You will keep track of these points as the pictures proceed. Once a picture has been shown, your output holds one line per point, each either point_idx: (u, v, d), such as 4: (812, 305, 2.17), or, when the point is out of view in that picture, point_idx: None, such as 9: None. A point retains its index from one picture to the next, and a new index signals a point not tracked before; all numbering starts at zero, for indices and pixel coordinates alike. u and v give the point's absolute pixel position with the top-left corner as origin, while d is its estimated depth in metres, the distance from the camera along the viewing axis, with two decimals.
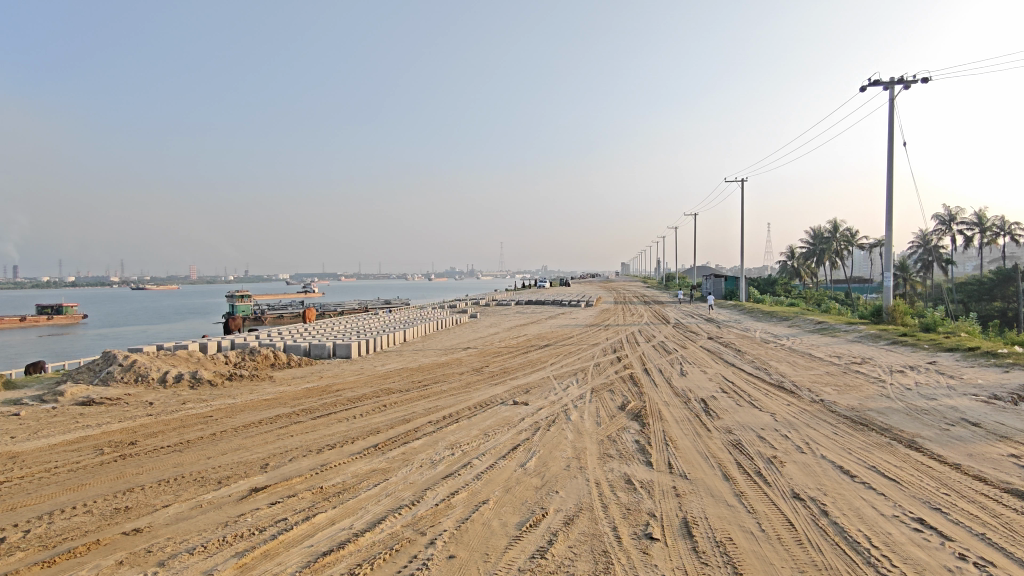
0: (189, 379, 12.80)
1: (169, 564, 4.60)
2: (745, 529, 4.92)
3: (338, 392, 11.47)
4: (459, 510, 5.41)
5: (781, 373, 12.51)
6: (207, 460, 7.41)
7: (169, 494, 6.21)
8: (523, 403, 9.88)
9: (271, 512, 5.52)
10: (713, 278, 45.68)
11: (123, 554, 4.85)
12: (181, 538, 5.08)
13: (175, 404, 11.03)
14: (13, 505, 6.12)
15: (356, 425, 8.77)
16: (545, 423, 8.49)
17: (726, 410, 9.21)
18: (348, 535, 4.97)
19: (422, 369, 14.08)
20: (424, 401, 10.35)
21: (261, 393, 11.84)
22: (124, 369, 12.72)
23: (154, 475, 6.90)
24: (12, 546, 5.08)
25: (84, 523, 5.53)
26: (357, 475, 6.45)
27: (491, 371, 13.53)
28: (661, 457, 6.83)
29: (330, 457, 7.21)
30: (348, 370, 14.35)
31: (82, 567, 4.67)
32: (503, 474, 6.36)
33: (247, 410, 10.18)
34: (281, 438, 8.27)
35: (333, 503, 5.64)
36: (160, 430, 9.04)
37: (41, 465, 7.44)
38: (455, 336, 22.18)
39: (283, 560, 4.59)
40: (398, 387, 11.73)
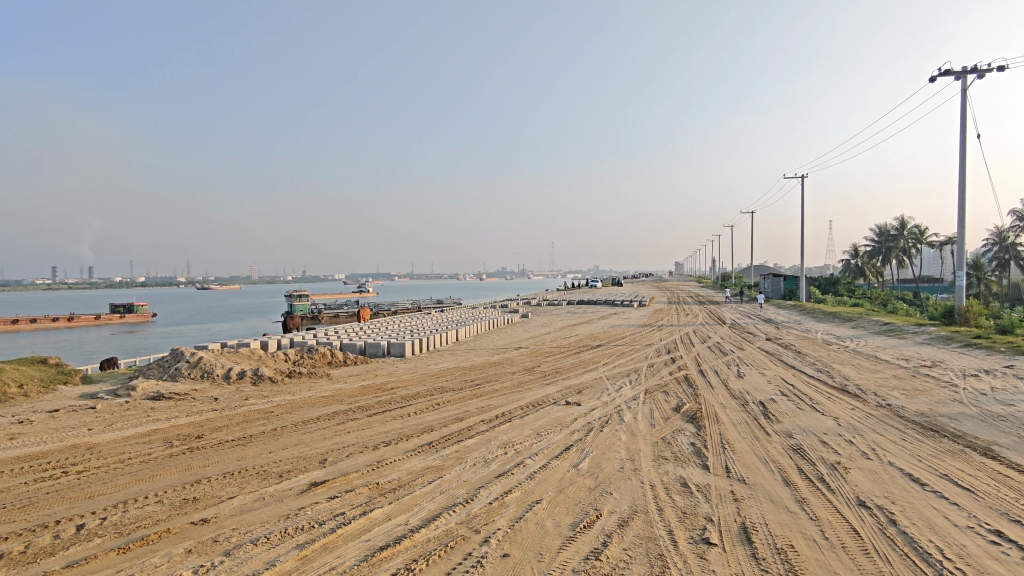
0: (252, 376, 13.26)
1: (233, 554, 4.77)
2: (808, 536, 4.77)
3: (392, 390, 11.68)
4: (513, 509, 5.43)
5: (844, 375, 12.07)
6: (269, 455, 7.65)
7: (234, 486, 6.45)
8: (576, 403, 9.86)
9: (330, 507, 5.66)
10: (772, 278, 44.56)
11: (191, 543, 5.06)
12: (244, 530, 5.26)
13: (238, 399, 11.45)
14: (91, 493, 6.48)
15: (411, 423, 8.92)
16: (598, 424, 8.43)
17: (785, 413, 8.96)
18: (404, 531, 5.05)
19: (475, 368, 14.20)
20: (476, 400, 10.43)
21: (319, 390, 12.17)
22: (191, 365, 13.29)
23: (219, 468, 7.17)
24: (90, 533, 5.37)
25: (155, 513, 5.80)
26: (412, 472, 6.55)
27: (543, 371, 13.52)
28: (717, 460, 6.69)
29: (385, 453, 7.35)
30: (402, 369, 14.59)
31: (153, 554, 4.90)
32: (556, 474, 6.35)
33: (306, 407, 10.48)
34: (338, 434, 8.48)
35: (389, 499, 5.75)
36: (225, 425, 9.39)
37: (115, 456, 7.84)
38: (507, 336, 22.24)
39: (341, 554, 4.70)
40: (451, 386, 11.87)
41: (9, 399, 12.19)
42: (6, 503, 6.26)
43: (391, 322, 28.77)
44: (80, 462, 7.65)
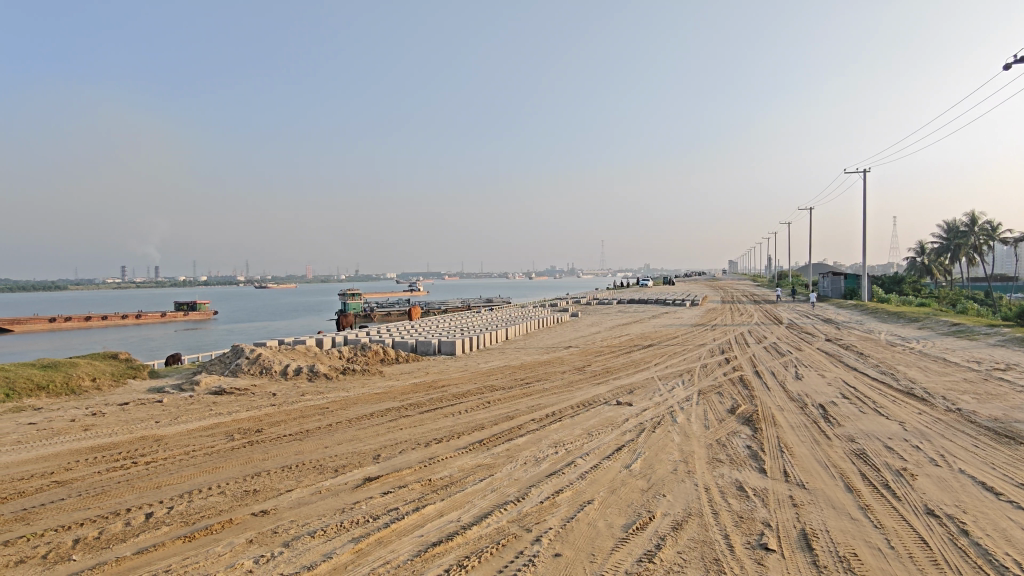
0: (308, 372, 13.62)
1: (292, 545, 4.91)
2: (872, 544, 4.59)
3: (443, 388, 11.80)
4: (564, 509, 5.41)
5: (910, 378, 11.56)
6: (325, 449, 7.85)
7: (292, 479, 6.64)
8: (627, 403, 9.75)
9: (384, 502, 5.76)
10: (833, 277, 43.09)
11: (252, 533, 5.23)
12: (302, 522, 5.41)
13: (295, 395, 11.78)
14: (159, 483, 6.78)
15: (462, 420, 8.99)
16: (650, 425, 8.31)
17: (848, 417, 8.64)
18: (456, 528, 5.10)
19: (525, 366, 14.24)
20: (527, 398, 10.45)
21: (372, 387, 12.42)
22: (250, 361, 13.76)
23: (277, 462, 7.39)
24: (158, 521, 5.62)
25: (217, 503, 6.03)
26: (463, 470, 6.60)
27: (593, 370, 13.42)
28: (775, 464, 6.51)
29: (437, 450, 7.43)
30: (452, 367, 14.74)
31: (217, 543, 5.09)
32: (608, 474, 6.29)
33: (360, 403, 10.70)
34: (391, 430, 8.62)
35: (441, 496, 5.81)
36: (283, 419, 9.68)
37: (181, 448, 8.18)
38: (557, 335, 22.14)
39: (395, 548, 4.78)
40: (501, 384, 11.91)
41: (83, 392, 12.87)
42: (82, 491, 6.62)
43: (435, 321, 27.74)
44: (148, 453, 8.01)
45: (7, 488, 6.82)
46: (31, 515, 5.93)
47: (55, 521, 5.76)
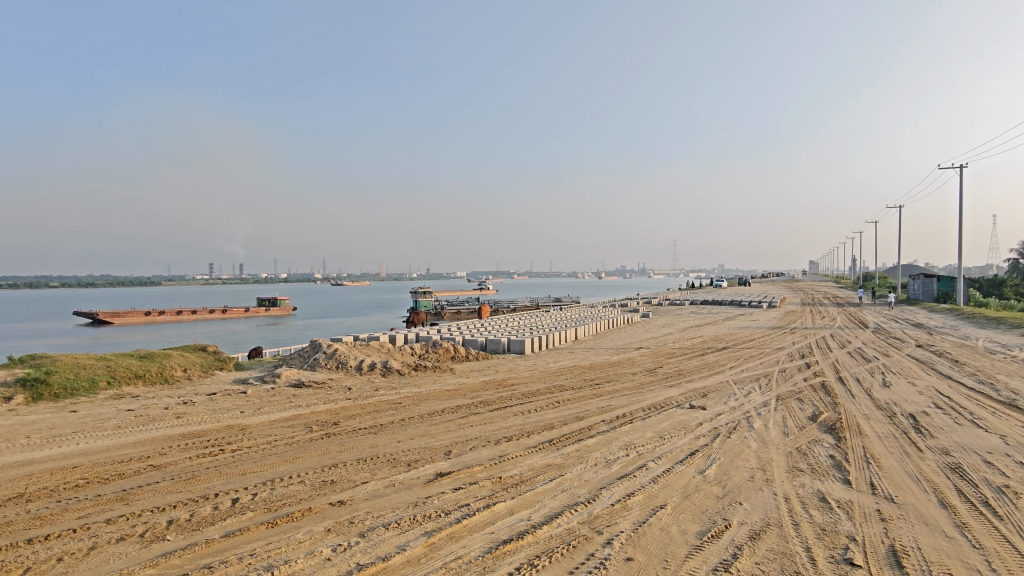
0: (382, 368, 13.99)
1: (367, 536, 5.05)
2: (970, 566, 4.30)
3: (513, 387, 11.87)
4: (636, 512, 5.33)
5: (1013, 389, 10.75)
6: (398, 444, 8.04)
7: (367, 471, 6.84)
8: (701, 407, 9.52)
9: (455, 497, 5.84)
10: (924, 279, 40.67)
11: (330, 522, 5.42)
12: (377, 514, 5.56)
13: (370, 390, 12.13)
14: (244, 470, 7.14)
15: (531, 419, 9.02)
16: (726, 430, 8.08)
17: (941, 429, 8.12)
18: (526, 526, 5.12)
19: (595, 367, 14.12)
20: (596, 399, 10.37)
21: (444, 383, 12.62)
22: (328, 356, 14.27)
23: (353, 454, 7.63)
24: (244, 506, 5.91)
25: (298, 492, 6.28)
26: (534, 469, 6.61)
27: (665, 372, 13.18)
28: (861, 476, 6.20)
29: (507, 448, 7.47)
30: (522, 366, 14.79)
31: (297, 530, 5.30)
32: (681, 479, 6.15)
33: (432, 399, 10.92)
34: (462, 427, 8.74)
35: (512, 494, 5.84)
36: (358, 413, 9.98)
37: (264, 438, 8.57)
38: (627, 336, 21.84)
39: (467, 544, 4.84)
40: (570, 384, 11.87)
41: (175, 381, 13.70)
42: (175, 474, 7.05)
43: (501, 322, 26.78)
44: (234, 441, 8.43)
45: (109, 469, 7.34)
46: (130, 495, 6.36)
47: (151, 502, 6.16)
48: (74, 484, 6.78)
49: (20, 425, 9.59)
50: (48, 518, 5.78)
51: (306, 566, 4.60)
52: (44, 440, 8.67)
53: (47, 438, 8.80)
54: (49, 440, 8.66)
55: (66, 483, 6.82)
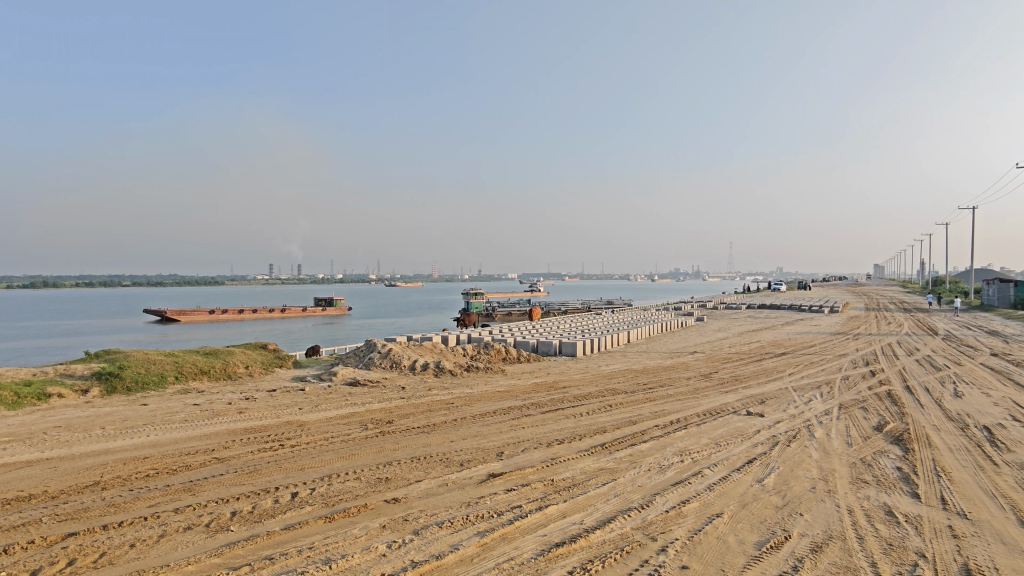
0: (435, 368, 14.19)
1: (421, 534, 5.13)
2: None
3: (565, 389, 11.85)
4: (691, 520, 5.24)
5: None
6: (451, 443, 8.14)
7: (421, 470, 6.94)
8: (758, 414, 9.27)
9: (508, 498, 5.87)
10: (999, 284, 38.62)
11: (385, 519, 5.52)
12: (431, 512, 5.63)
13: (423, 389, 12.31)
14: (303, 465, 7.34)
15: (584, 423, 8.97)
16: (785, 438, 7.84)
17: (1019, 442, 7.68)
18: (579, 530, 5.10)
19: (648, 371, 13.94)
20: (650, 403, 10.24)
21: (495, 385, 12.69)
22: (382, 356, 14.54)
23: (407, 452, 7.76)
24: (304, 500, 6.09)
25: (354, 488, 6.43)
26: (586, 472, 6.58)
27: (721, 377, 12.90)
28: (930, 490, 5.92)
29: (559, 451, 7.46)
30: (573, 369, 14.73)
31: (353, 526, 5.42)
32: (738, 488, 6.00)
33: (483, 400, 11.00)
34: (514, 429, 8.77)
35: (564, 497, 5.83)
36: (411, 413, 10.13)
37: (321, 434, 8.80)
38: (680, 340, 21.42)
39: (520, 546, 4.85)
40: (623, 388, 11.76)
41: (238, 378, 14.22)
42: (237, 468, 7.31)
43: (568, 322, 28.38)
44: (293, 437, 8.70)
45: (177, 460, 7.68)
46: (196, 486, 6.64)
47: (216, 494, 6.41)
48: (144, 474, 7.11)
49: (96, 417, 10.13)
50: (122, 506, 6.08)
51: (362, 561, 4.70)
52: (118, 432, 9.14)
53: (120, 429, 9.27)
54: (122, 431, 9.13)
55: (138, 473, 7.17)
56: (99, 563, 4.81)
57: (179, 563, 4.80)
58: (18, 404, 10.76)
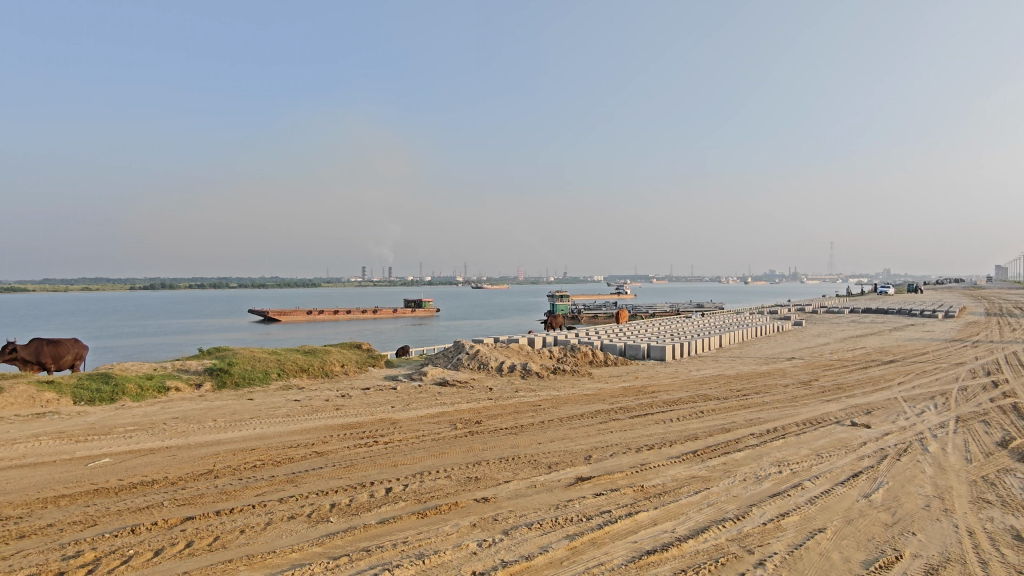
0: (522, 370, 14.29)
1: (511, 534, 5.18)
2: None
3: (654, 394, 11.63)
4: (791, 534, 5.02)
5: None
6: (539, 445, 8.17)
7: (509, 471, 7.02)
8: (864, 425, 8.74)
9: (597, 503, 5.83)
10: None
11: (476, 518, 5.62)
12: (520, 513, 5.68)
13: (510, 391, 12.45)
14: (396, 462, 7.60)
15: (674, 429, 8.78)
16: (895, 452, 7.35)
17: None
18: (671, 538, 4.99)
19: (742, 377, 13.45)
20: (744, 411, 9.87)
21: (582, 388, 12.64)
22: (470, 356, 14.83)
23: (495, 452, 7.86)
24: (398, 496, 6.31)
25: (445, 486, 6.58)
26: (678, 480, 6.43)
27: (821, 385, 12.25)
28: None
29: (649, 457, 7.33)
30: (662, 373, 14.42)
31: (445, 523, 5.55)
32: (842, 503, 5.68)
33: (570, 403, 10.98)
34: (602, 432, 8.71)
35: (655, 504, 5.71)
36: (499, 413, 10.27)
37: (413, 432, 9.08)
38: (777, 345, 20.50)
39: (609, 551, 4.81)
40: (715, 394, 11.41)
41: (334, 375, 14.91)
42: (336, 462, 7.66)
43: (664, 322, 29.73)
44: (386, 434, 9.00)
45: (280, 453, 8.14)
46: (298, 478, 7.01)
47: (316, 486, 6.74)
48: (252, 464, 7.59)
49: (209, 409, 10.91)
50: (232, 493, 6.51)
51: (454, 558, 4.81)
52: (227, 424, 9.79)
53: (230, 422, 9.92)
54: (231, 424, 9.77)
55: (246, 463, 7.65)
56: (214, 546, 5.17)
57: (284, 550, 5.08)
58: (140, 396, 11.76)
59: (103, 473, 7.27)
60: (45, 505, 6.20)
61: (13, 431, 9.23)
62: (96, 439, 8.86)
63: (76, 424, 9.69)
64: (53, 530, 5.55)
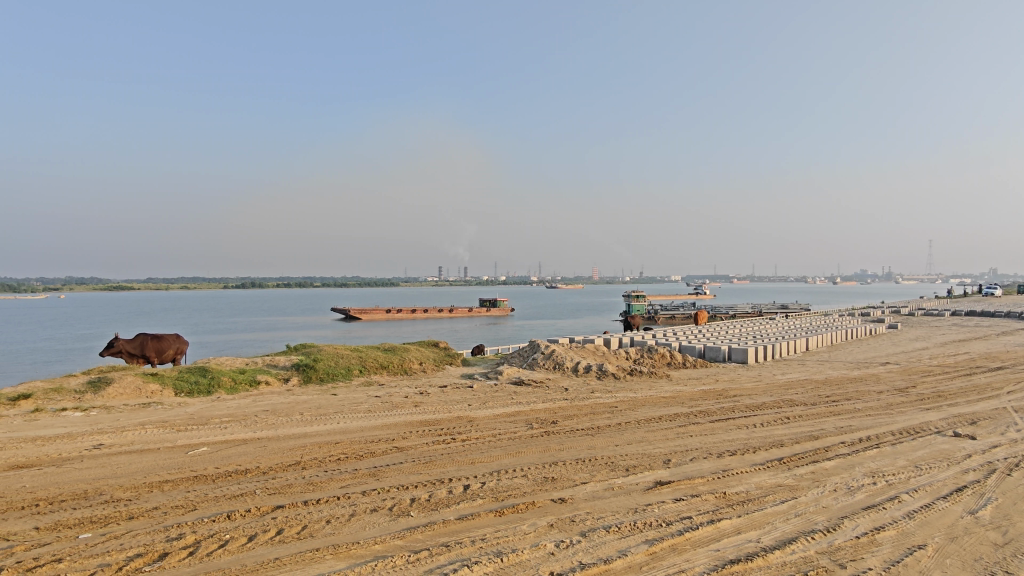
0: (597, 371, 14.17)
1: (589, 536, 5.15)
2: None
3: (736, 398, 11.26)
4: (888, 549, 4.75)
5: None
6: (616, 447, 8.08)
7: (587, 472, 6.98)
8: (969, 436, 8.14)
9: (677, 508, 5.70)
10: None
11: (553, 518, 5.62)
12: (597, 515, 5.64)
13: (586, 392, 12.37)
14: (473, 459, 7.71)
15: (758, 434, 8.47)
16: (1005, 466, 6.81)
17: None
18: (756, 548, 4.82)
19: (831, 382, 12.80)
20: (833, 418, 9.40)
21: (660, 390, 12.40)
22: (546, 356, 14.85)
23: (571, 454, 7.83)
24: (475, 493, 6.39)
25: (522, 485, 6.62)
26: (762, 488, 6.21)
27: (919, 392, 11.51)
28: None
29: (731, 463, 7.10)
30: (744, 377, 13.94)
31: (523, 521, 5.58)
32: (945, 519, 5.32)
33: (648, 405, 10.80)
34: (681, 436, 8.52)
35: (739, 512, 5.53)
36: (576, 414, 10.22)
37: (489, 431, 9.18)
38: (869, 349, 19.41)
39: (691, 558, 4.71)
40: (802, 400, 10.92)
41: (413, 373, 15.28)
42: (415, 458, 7.85)
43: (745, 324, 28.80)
44: (463, 432, 9.14)
45: (363, 447, 8.41)
46: (380, 472, 7.23)
47: (396, 481, 6.93)
48: (336, 457, 7.89)
49: (296, 403, 11.42)
50: (318, 485, 6.79)
51: (532, 558, 4.82)
52: (313, 418, 10.21)
53: (315, 415, 10.35)
54: (317, 418, 10.19)
55: (330, 456, 7.96)
56: (302, 535, 5.40)
57: (368, 541, 5.25)
58: (234, 389, 12.46)
59: (201, 461, 7.75)
60: (151, 489, 6.67)
61: (122, 419, 9.98)
62: (195, 428, 9.47)
63: (178, 414, 10.38)
64: (158, 513, 5.96)
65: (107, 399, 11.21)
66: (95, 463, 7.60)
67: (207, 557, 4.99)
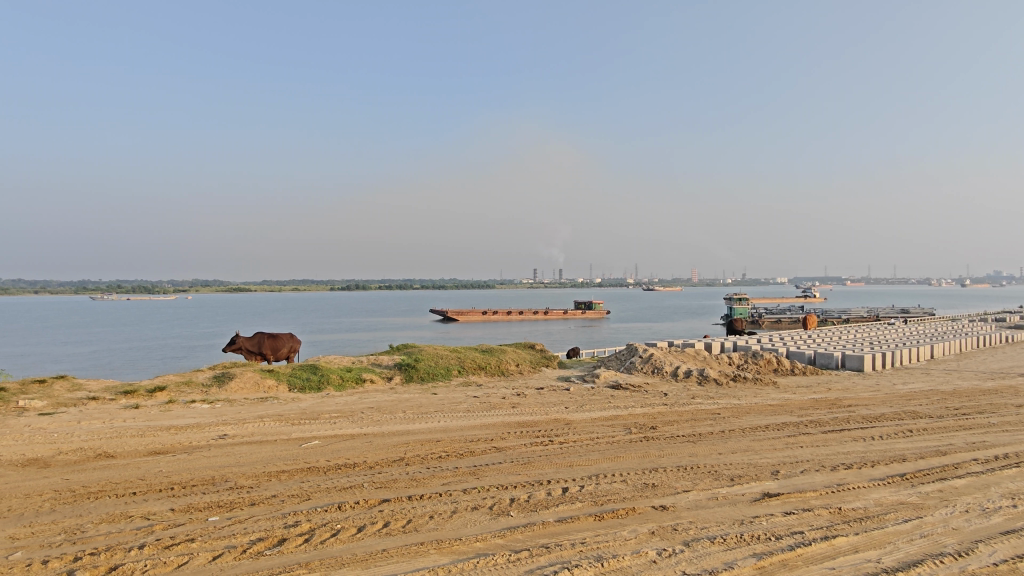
0: (698, 376, 13.76)
1: (692, 546, 5.02)
2: None
3: (851, 408, 10.58)
4: None
5: None
6: (719, 456, 7.82)
7: (689, 480, 6.80)
8: None
9: (787, 522, 5.45)
10: None
11: (654, 526, 5.52)
12: (701, 525, 5.49)
13: (686, 397, 12.05)
14: (572, 462, 7.71)
15: (876, 447, 7.92)
16: None
17: None
18: (876, 569, 4.53)
19: (961, 394, 11.76)
20: (965, 433, 8.62)
21: (766, 397, 11.87)
22: (644, 360, 14.59)
23: (672, 460, 7.65)
24: (574, 496, 6.39)
25: (621, 490, 6.54)
26: (883, 505, 5.81)
27: None
28: None
29: (847, 477, 6.69)
30: (860, 386, 13.07)
31: (623, 527, 5.52)
32: None
33: (753, 413, 10.36)
34: (790, 446, 8.12)
35: (856, 529, 5.21)
36: (676, 419, 9.99)
37: (587, 434, 9.15)
38: (1006, 358, 17.66)
39: None
40: (927, 412, 10.11)
41: (510, 374, 15.49)
42: (513, 458, 7.95)
43: (859, 328, 27.02)
44: (561, 434, 9.15)
45: (462, 446, 8.62)
46: (480, 471, 7.37)
47: (496, 480, 7.05)
48: (437, 455, 8.13)
49: (399, 401, 11.86)
50: (422, 481, 7.03)
51: (634, 564, 4.77)
52: (415, 416, 10.56)
53: (417, 414, 10.71)
54: (419, 416, 10.54)
55: (432, 453, 8.20)
56: (407, 528, 5.62)
57: (469, 538, 5.38)
58: (342, 386, 13.13)
59: (314, 453, 8.23)
60: (269, 478, 7.15)
61: (243, 411, 10.76)
62: (307, 423, 10.05)
63: (292, 409, 11.06)
64: (276, 501, 6.39)
65: (230, 393, 12.12)
66: (220, 452, 8.25)
67: (321, 545, 5.28)
